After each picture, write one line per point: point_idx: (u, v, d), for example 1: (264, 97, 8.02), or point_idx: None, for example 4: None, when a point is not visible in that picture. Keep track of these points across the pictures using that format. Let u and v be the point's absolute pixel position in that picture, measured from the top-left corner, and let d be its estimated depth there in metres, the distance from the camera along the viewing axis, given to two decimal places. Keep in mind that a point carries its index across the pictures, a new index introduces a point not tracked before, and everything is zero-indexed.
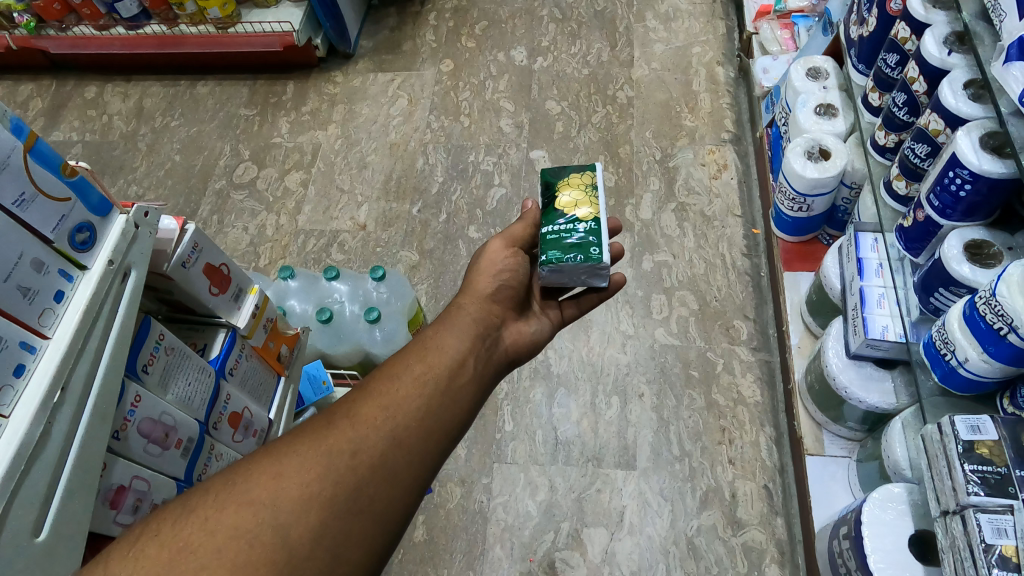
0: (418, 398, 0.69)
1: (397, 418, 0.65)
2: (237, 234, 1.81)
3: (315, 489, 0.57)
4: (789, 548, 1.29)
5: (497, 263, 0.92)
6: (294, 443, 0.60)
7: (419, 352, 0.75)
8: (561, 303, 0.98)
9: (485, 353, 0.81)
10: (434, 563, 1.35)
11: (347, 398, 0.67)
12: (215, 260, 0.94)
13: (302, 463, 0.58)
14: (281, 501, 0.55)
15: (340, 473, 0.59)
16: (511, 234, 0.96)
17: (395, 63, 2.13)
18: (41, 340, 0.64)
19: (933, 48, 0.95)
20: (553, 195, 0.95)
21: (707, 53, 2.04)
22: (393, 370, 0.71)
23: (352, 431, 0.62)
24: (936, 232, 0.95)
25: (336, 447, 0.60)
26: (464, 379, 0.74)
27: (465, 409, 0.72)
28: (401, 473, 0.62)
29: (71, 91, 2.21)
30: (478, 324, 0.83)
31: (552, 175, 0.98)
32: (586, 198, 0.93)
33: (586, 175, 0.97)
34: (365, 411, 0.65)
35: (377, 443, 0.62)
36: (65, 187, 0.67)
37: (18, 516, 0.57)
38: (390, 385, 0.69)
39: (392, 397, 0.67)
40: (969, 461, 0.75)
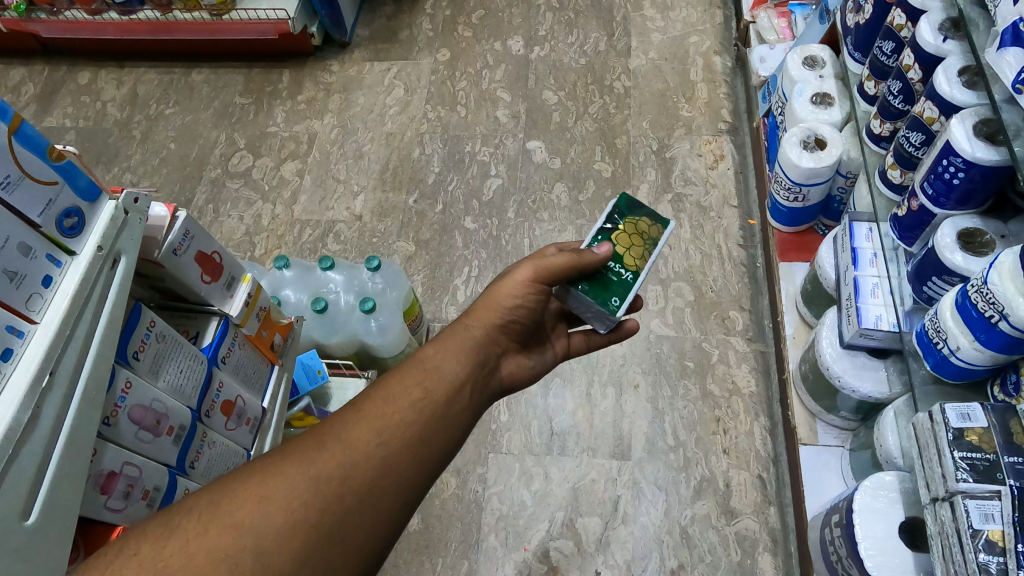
0: (412, 425, 0.68)
1: (389, 445, 0.65)
2: (232, 224, 1.80)
3: (301, 515, 0.57)
4: (781, 537, 1.30)
5: (515, 294, 0.83)
6: (282, 464, 0.59)
7: (418, 374, 0.73)
8: (569, 332, 0.99)
9: (482, 382, 0.80)
10: (429, 553, 1.35)
11: (339, 416, 0.66)
12: (207, 247, 0.94)
13: (289, 487, 0.58)
14: (266, 525, 0.55)
15: (326, 500, 0.59)
16: (543, 267, 0.82)
17: (391, 52, 2.12)
18: (29, 324, 0.64)
19: (927, 35, 0.94)
20: (619, 221, 0.89)
21: (705, 42, 2.03)
22: (389, 390, 0.70)
23: (342, 456, 0.62)
24: (930, 221, 0.94)
25: (325, 472, 0.60)
26: (459, 407, 0.74)
27: (455, 438, 0.72)
28: (387, 502, 0.63)
29: (64, 77, 2.20)
30: (480, 349, 0.82)
31: (626, 203, 0.92)
32: (641, 247, 0.87)
33: (653, 220, 0.90)
34: (357, 435, 0.64)
35: (367, 471, 0.62)
36: (52, 170, 0.67)
37: (6, 499, 0.57)
38: (385, 408, 0.68)
39: (386, 422, 0.67)
40: (959, 448, 0.75)
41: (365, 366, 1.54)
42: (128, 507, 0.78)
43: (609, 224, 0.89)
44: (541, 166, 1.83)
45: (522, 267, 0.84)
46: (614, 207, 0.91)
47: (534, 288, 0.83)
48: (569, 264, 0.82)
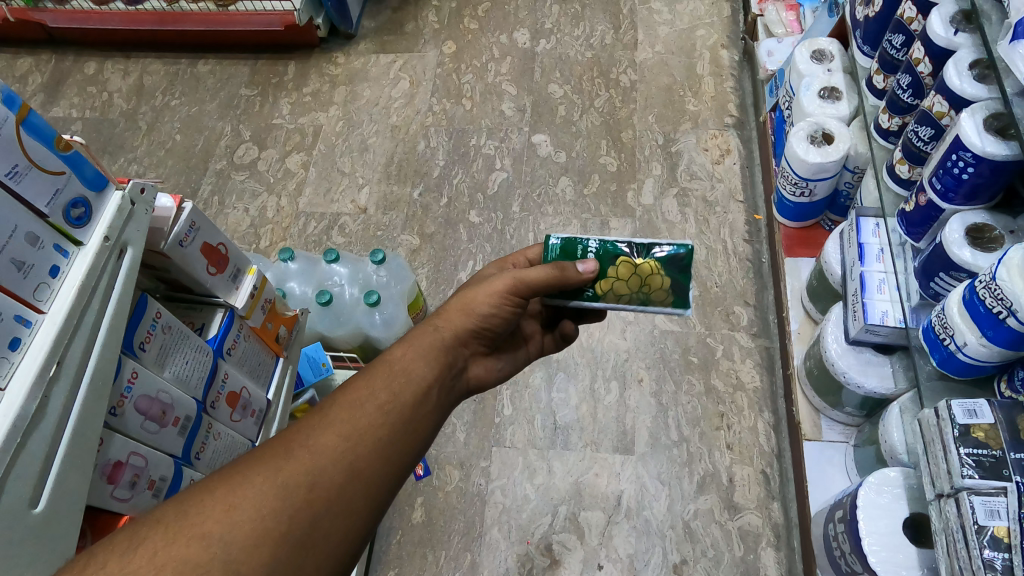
0: (381, 428, 0.65)
1: (358, 449, 0.62)
2: (237, 215, 1.80)
3: (269, 524, 0.55)
4: (785, 532, 1.30)
5: (488, 305, 0.79)
6: (246, 474, 0.57)
7: (384, 375, 0.69)
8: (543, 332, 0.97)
9: (450, 384, 0.76)
10: (432, 545, 1.36)
11: (305, 421, 0.63)
12: (213, 239, 0.94)
13: (255, 495, 0.55)
14: (234, 535, 0.53)
15: (294, 507, 0.56)
16: (522, 282, 0.76)
17: (397, 44, 2.11)
18: (36, 314, 0.64)
19: (939, 28, 0.93)
20: (643, 257, 0.76)
21: (712, 35, 2.01)
22: (355, 393, 0.66)
23: (309, 462, 0.59)
24: (938, 217, 0.94)
25: (292, 479, 0.57)
26: (428, 409, 0.70)
27: (424, 439, 0.70)
28: (358, 506, 0.60)
29: (70, 66, 2.20)
30: (449, 351, 0.77)
31: (677, 252, 0.76)
32: (618, 291, 0.77)
33: (675, 293, 0.77)
34: (323, 440, 0.61)
35: (336, 477, 0.60)
36: (59, 161, 0.67)
37: (14, 487, 0.57)
38: (353, 411, 0.64)
39: (353, 426, 0.63)
40: (965, 444, 0.75)
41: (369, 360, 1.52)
42: (134, 497, 0.79)
43: (636, 249, 0.77)
44: (546, 160, 1.83)
45: (501, 277, 0.78)
46: (664, 244, 0.76)
47: (508, 300, 0.78)
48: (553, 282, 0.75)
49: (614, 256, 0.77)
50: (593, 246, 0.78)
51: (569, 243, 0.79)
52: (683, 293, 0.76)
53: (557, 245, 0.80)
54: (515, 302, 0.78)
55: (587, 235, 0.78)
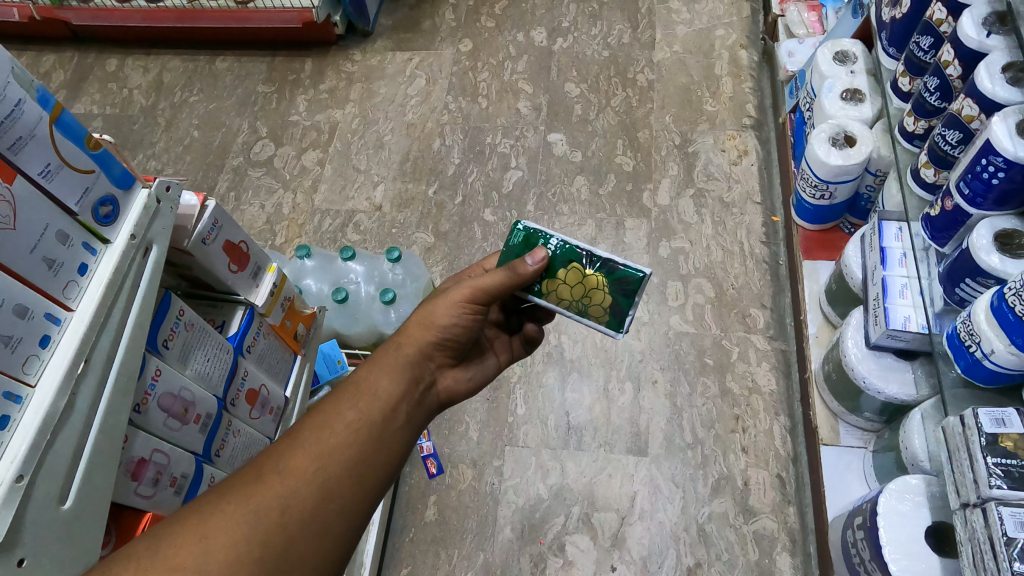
0: (350, 447, 0.67)
1: (328, 470, 0.64)
2: (253, 212, 1.81)
3: (243, 549, 0.57)
4: (800, 537, 1.29)
5: (447, 317, 0.80)
6: (220, 502, 0.59)
7: (352, 396, 0.71)
8: (509, 337, 0.99)
9: (418, 398, 0.77)
10: (444, 544, 1.36)
11: (277, 446, 0.65)
12: (235, 237, 0.94)
13: (228, 523, 0.58)
14: (209, 562, 0.55)
15: (266, 531, 0.59)
16: (479, 289, 0.78)
17: (414, 42, 2.11)
18: (65, 312, 0.64)
19: (970, 30, 0.92)
20: (593, 271, 0.77)
21: (731, 35, 2.00)
22: (324, 415, 0.68)
23: (280, 487, 0.61)
24: (964, 222, 0.92)
25: (263, 504, 0.60)
26: (398, 425, 0.72)
27: (397, 455, 0.71)
28: (331, 525, 0.63)
29: (92, 63, 2.21)
30: (415, 366, 0.79)
31: (627, 274, 0.76)
32: (557, 291, 0.79)
33: (611, 313, 0.79)
34: (292, 463, 0.63)
35: (306, 500, 0.62)
36: (89, 159, 0.67)
37: (45, 483, 0.58)
38: (321, 432, 0.66)
39: (322, 447, 0.65)
40: (993, 454, 0.74)
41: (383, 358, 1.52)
42: (157, 494, 0.79)
43: (589, 257, 0.77)
44: (561, 159, 1.82)
45: (458, 288, 0.80)
46: (619, 263, 0.77)
47: (466, 308, 0.80)
48: (507, 288, 0.78)
49: (567, 259, 0.78)
50: (552, 245, 0.78)
51: (530, 236, 0.80)
52: (618, 319, 0.78)
53: (520, 236, 0.80)
54: (475, 310, 0.80)
55: (552, 231, 0.79)
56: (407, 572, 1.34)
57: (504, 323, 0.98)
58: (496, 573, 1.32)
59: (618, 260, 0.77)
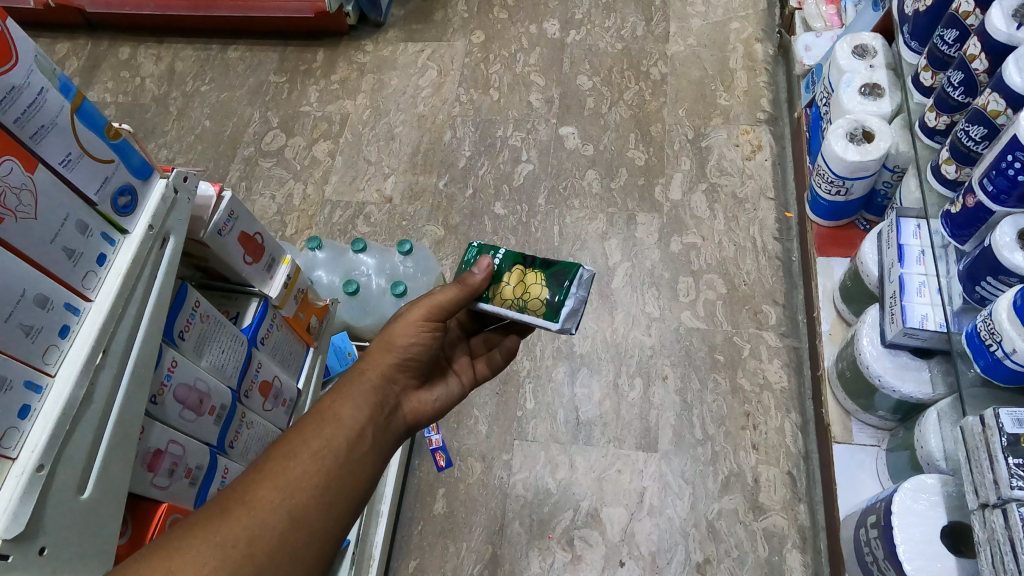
0: (317, 473, 0.67)
1: (296, 498, 0.64)
2: (264, 202, 1.81)
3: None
4: (811, 535, 1.29)
5: (408, 336, 0.82)
6: (184, 537, 0.58)
7: (315, 424, 0.71)
8: (473, 361, 0.97)
9: (383, 423, 0.77)
10: (452, 536, 1.36)
11: (242, 479, 0.65)
12: (250, 228, 0.94)
13: (195, 558, 0.57)
14: None
15: (234, 564, 0.58)
16: (437, 305, 0.82)
17: (426, 33, 2.10)
18: (84, 302, 0.64)
19: (1000, 23, 0.91)
20: (532, 268, 0.84)
21: (746, 29, 1.98)
22: (290, 444, 0.68)
23: (247, 517, 0.61)
24: (986, 219, 0.91)
25: (230, 536, 0.59)
26: (363, 452, 0.73)
27: (365, 480, 0.72)
28: (301, 556, 0.63)
29: (105, 51, 2.21)
30: (378, 390, 0.79)
31: (562, 266, 0.82)
32: (500, 290, 0.84)
33: (549, 304, 0.80)
34: (259, 494, 0.63)
35: (274, 529, 0.62)
36: (109, 148, 0.67)
37: (64, 472, 0.58)
38: (287, 461, 0.67)
39: (288, 476, 0.66)
40: (1014, 454, 0.73)
41: None
42: (173, 484, 0.80)
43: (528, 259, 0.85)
44: (573, 153, 1.81)
45: (415, 309, 0.83)
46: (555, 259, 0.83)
47: (426, 325, 0.83)
48: (461, 300, 0.83)
49: (511, 264, 0.86)
50: (498, 255, 0.87)
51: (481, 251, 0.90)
52: (552, 312, 0.80)
53: (474, 254, 0.91)
54: (432, 326, 0.83)
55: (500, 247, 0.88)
56: (415, 564, 1.34)
57: (464, 343, 0.99)
58: (505, 566, 1.32)
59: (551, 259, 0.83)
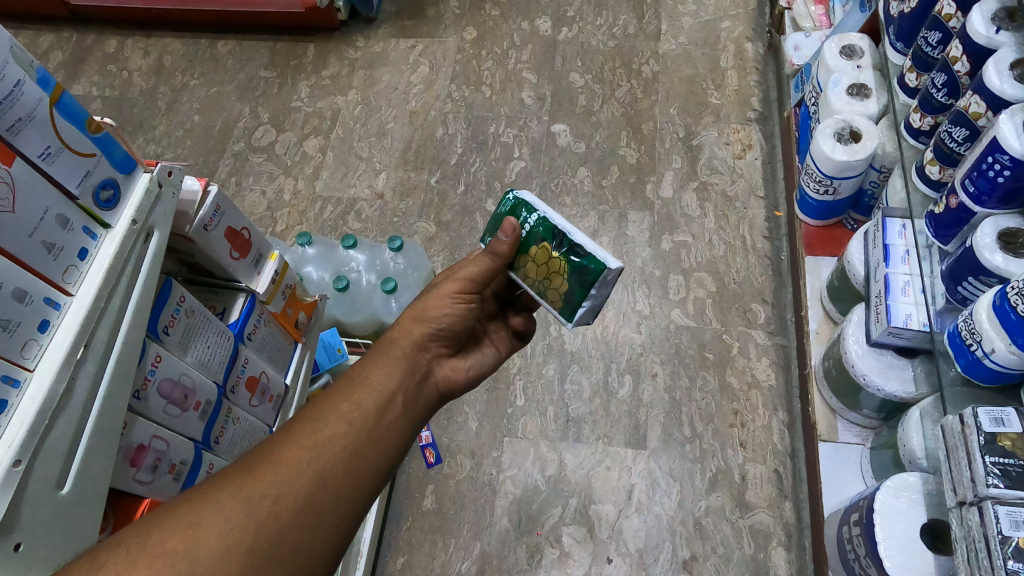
0: (344, 437, 0.69)
1: (323, 459, 0.66)
2: (254, 198, 1.80)
3: (235, 537, 0.57)
4: (796, 532, 1.30)
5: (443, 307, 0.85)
6: (210, 492, 0.59)
7: (346, 390, 0.74)
8: (508, 325, 1.00)
9: (415, 389, 0.80)
10: (441, 532, 1.37)
11: (270, 440, 0.67)
12: (236, 223, 0.94)
13: (222, 511, 0.58)
14: (202, 549, 0.55)
15: (261, 518, 0.59)
16: (469, 276, 0.84)
17: (417, 29, 2.09)
18: (65, 297, 0.64)
19: (979, 26, 0.91)
20: (560, 253, 0.78)
21: (736, 28, 1.98)
22: (319, 409, 0.71)
23: (274, 476, 0.62)
24: (968, 220, 0.91)
25: (257, 493, 0.60)
26: (391, 418, 0.74)
27: (393, 447, 0.73)
28: (327, 516, 0.64)
29: (91, 44, 2.20)
30: (409, 358, 0.82)
31: (588, 264, 0.75)
32: (527, 263, 0.82)
33: (568, 301, 0.79)
34: (288, 453, 0.65)
35: (300, 488, 0.63)
36: (90, 142, 0.67)
37: (43, 468, 0.58)
38: (315, 424, 0.69)
39: (317, 437, 0.67)
40: (990, 453, 0.74)
41: None
42: (156, 480, 0.80)
43: (558, 237, 0.78)
44: (565, 150, 1.81)
45: (448, 281, 0.85)
46: (583, 251, 0.76)
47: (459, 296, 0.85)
48: (493, 270, 0.83)
49: (541, 236, 0.79)
50: (530, 220, 0.80)
51: (516, 204, 0.82)
52: (571, 309, 0.79)
53: (508, 204, 0.83)
54: (465, 299, 0.85)
55: (535, 206, 0.80)
56: (403, 560, 1.35)
57: (498, 314, 1.00)
58: (493, 562, 1.33)
59: (581, 245, 0.76)
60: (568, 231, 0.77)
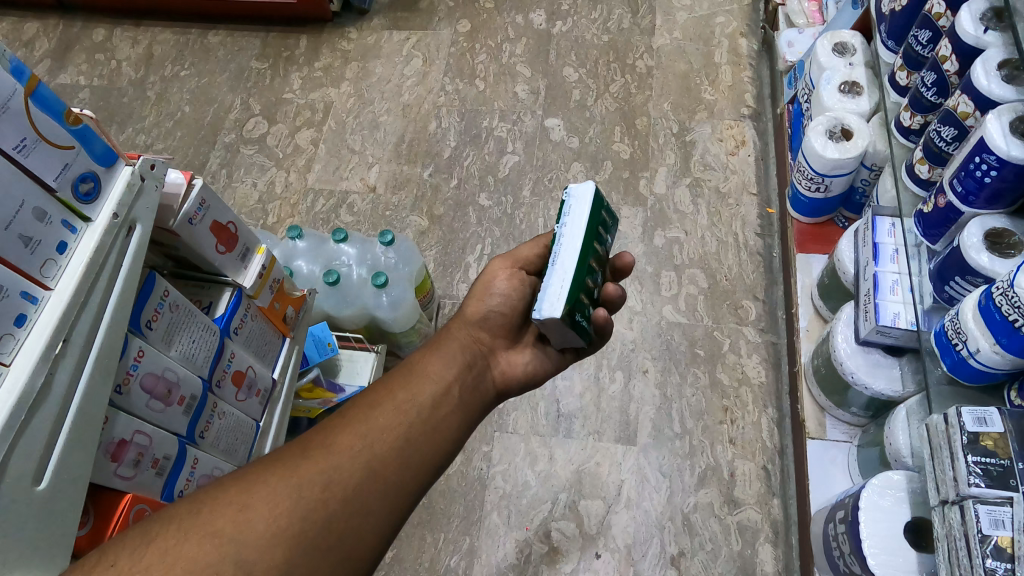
0: (396, 428, 0.69)
1: (374, 448, 0.66)
2: (245, 190, 1.79)
3: (283, 523, 0.56)
4: (783, 529, 1.30)
5: (495, 286, 0.91)
6: (263, 474, 0.59)
7: (402, 380, 0.76)
8: None
9: (470, 382, 0.82)
10: (430, 527, 1.37)
11: (324, 425, 0.67)
12: (222, 217, 0.93)
13: (270, 495, 0.58)
14: (247, 533, 0.54)
15: (309, 504, 0.59)
16: (516, 254, 0.95)
17: (411, 21, 2.08)
18: (43, 291, 0.63)
19: (968, 26, 0.91)
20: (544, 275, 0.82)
21: (731, 23, 1.97)
22: (373, 398, 0.72)
23: (325, 463, 0.62)
24: (955, 219, 0.92)
25: (308, 478, 0.60)
26: (444, 412, 0.75)
27: (446, 442, 0.74)
28: (376, 507, 0.63)
29: (79, 33, 2.17)
30: (465, 351, 0.86)
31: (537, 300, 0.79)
32: None
33: None
34: (341, 440, 0.65)
35: (351, 476, 0.62)
36: (68, 134, 0.66)
37: (19, 462, 0.58)
38: (369, 413, 0.69)
39: (370, 426, 0.68)
40: (973, 452, 0.74)
41: (375, 341, 1.51)
42: (138, 475, 0.80)
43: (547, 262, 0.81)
44: (558, 145, 1.80)
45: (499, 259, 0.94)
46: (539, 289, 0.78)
47: (507, 272, 0.92)
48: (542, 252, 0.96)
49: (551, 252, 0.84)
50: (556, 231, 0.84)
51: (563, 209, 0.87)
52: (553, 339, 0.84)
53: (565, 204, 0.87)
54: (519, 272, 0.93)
55: (565, 221, 0.83)
56: (392, 555, 1.34)
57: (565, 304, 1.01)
58: (481, 557, 1.33)
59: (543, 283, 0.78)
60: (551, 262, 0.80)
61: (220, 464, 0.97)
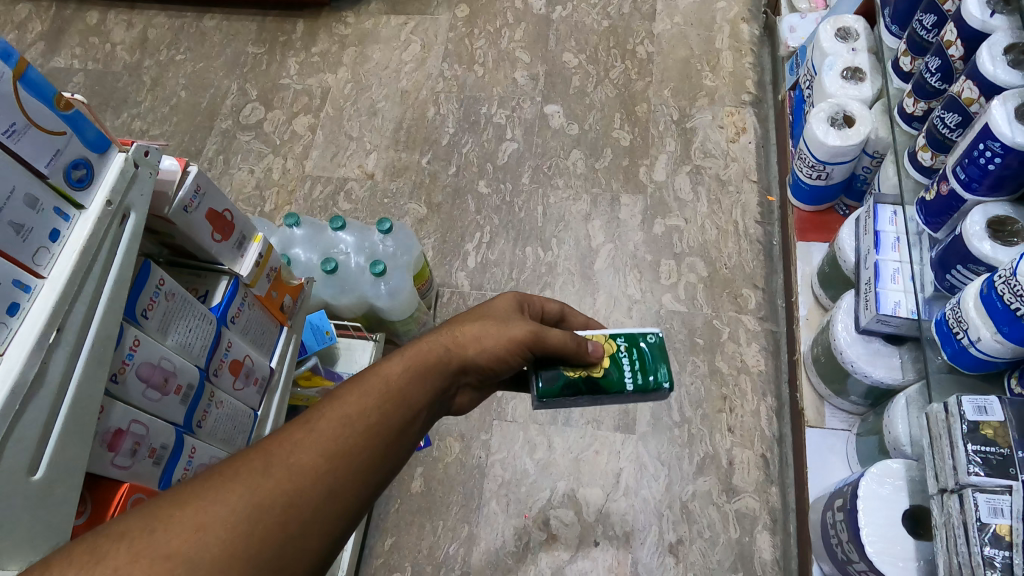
0: (367, 447, 0.60)
1: (341, 471, 0.57)
2: (242, 176, 1.78)
3: (238, 549, 0.50)
4: (781, 517, 1.31)
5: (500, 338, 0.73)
6: (223, 489, 0.52)
7: (380, 390, 0.64)
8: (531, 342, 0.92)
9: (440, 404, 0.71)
10: (429, 515, 1.37)
11: (288, 432, 0.58)
12: (219, 205, 0.92)
13: (227, 516, 0.51)
14: (201, 560, 0.48)
15: (265, 529, 0.52)
16: (542, 338, 0.73)
17: (409, 5, 2.05)
18: (36, 279, 0.63)
19: (974, 9, 0.90)
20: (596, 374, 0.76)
21: (732, 8, 1.95)
22: (344, 408, 0.61)
23: (286, 483, 0.54)
24: (958, 207, 0.91)
25: (267, 501, 0.53)
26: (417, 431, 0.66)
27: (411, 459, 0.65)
28: (336, 531, 0.56)
29: (72, 16, 2.15)
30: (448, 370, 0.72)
31: (556, 389, 0.74)
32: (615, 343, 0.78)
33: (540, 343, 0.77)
34: (305, 458, 0.56)
35: (313, 501, 0.55)
36: (59, 120, 0.65)
37: (14, 451, 0.57)
38: (339, 427, 0.59)
39: (339, 443, 0.58)
40: (973, 441, 0.74)
41: (374, 329, 1.51)
42: (135, 464, 0.79)
43: (612, 381, 0.76)
44: (558, 132, 1.79)
45: (521, 324, 0.74)
46: (563, 396, 0.75)
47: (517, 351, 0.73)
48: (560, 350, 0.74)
49: (616, 380, 0.76)
50: (627, 383, 0.76)
51: (650, 378, 0.77)
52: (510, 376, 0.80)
53: (660, 373, 0.77)
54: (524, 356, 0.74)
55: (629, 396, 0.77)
56: (391, 542, 1.35)
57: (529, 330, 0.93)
58: (480, 544, 1.33)
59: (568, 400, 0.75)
60: (587, 400, 0.76)
61: (217, 453, 0.97)
